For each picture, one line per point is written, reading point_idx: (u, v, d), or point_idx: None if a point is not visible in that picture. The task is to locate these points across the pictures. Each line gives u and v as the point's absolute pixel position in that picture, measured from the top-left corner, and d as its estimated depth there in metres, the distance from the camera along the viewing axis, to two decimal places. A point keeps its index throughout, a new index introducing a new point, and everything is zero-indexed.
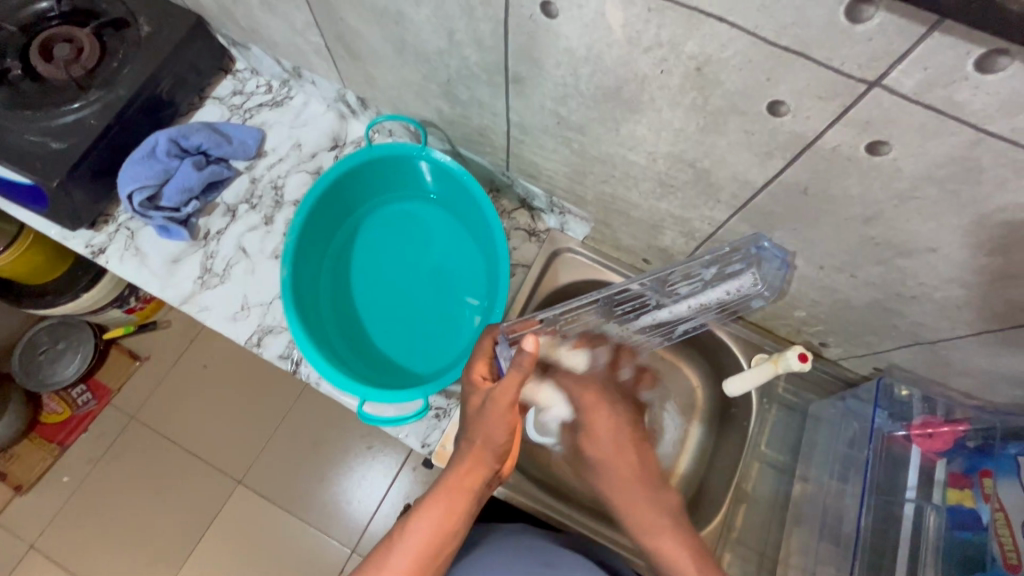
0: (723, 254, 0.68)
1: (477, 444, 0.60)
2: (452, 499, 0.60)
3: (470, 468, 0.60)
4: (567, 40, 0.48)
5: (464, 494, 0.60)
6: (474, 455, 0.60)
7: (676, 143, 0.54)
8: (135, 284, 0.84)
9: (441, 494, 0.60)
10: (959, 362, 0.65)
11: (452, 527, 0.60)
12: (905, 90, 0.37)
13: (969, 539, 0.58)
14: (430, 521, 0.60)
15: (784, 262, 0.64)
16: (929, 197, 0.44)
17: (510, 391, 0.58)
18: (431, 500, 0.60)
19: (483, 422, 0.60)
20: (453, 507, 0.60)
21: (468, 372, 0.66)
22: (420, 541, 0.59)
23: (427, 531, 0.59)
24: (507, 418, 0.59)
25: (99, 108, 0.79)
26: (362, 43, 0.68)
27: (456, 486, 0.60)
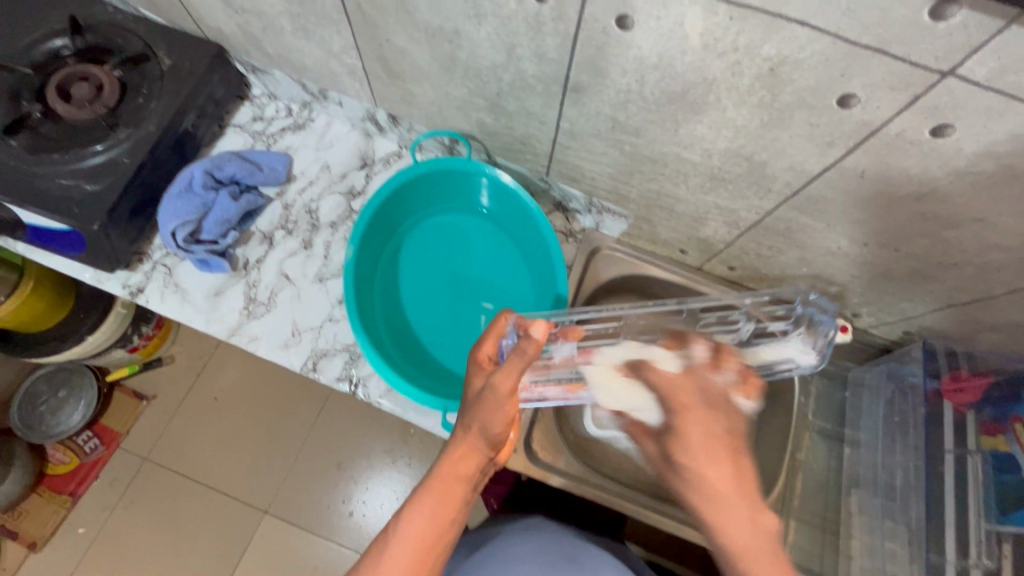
0: (760, 313, 0.74)
1: (473, 433, 0.60)
2: (441, 487, 0.58)
3: (465, 455, 0.60)
4: (639, 50, 0.51)
5: (459, 483, 0.59)
6: (468, 442, 0.60)
7: (736, 139, 0.57)
8: (178, 320, 0.82)
9: (433, 484, 0.59)
10: (991, 320, 0.70)
11: (445, 520, 0.57)
12: (978, 77, 0.40)
13: (1008, 480, 0.65)
14: (424, 512, 0.57)
15: (832, 318, 0.65)
16: (986, 172, 0.48)
17: (510, 379, 0.56)
18: (424, 489, 0.59)
19: (481, 408, 0.59)
20: (444, 496, 0.58)
21: (474, 350, 0.63)
22: (414, 537, 0.55)
23: (420, 524, 0.56)
24: (506, 407, 0.58)
25: (130, 145, 0.77)
26: (406, 62, 0.69)
27: (452, 474, 0.59)
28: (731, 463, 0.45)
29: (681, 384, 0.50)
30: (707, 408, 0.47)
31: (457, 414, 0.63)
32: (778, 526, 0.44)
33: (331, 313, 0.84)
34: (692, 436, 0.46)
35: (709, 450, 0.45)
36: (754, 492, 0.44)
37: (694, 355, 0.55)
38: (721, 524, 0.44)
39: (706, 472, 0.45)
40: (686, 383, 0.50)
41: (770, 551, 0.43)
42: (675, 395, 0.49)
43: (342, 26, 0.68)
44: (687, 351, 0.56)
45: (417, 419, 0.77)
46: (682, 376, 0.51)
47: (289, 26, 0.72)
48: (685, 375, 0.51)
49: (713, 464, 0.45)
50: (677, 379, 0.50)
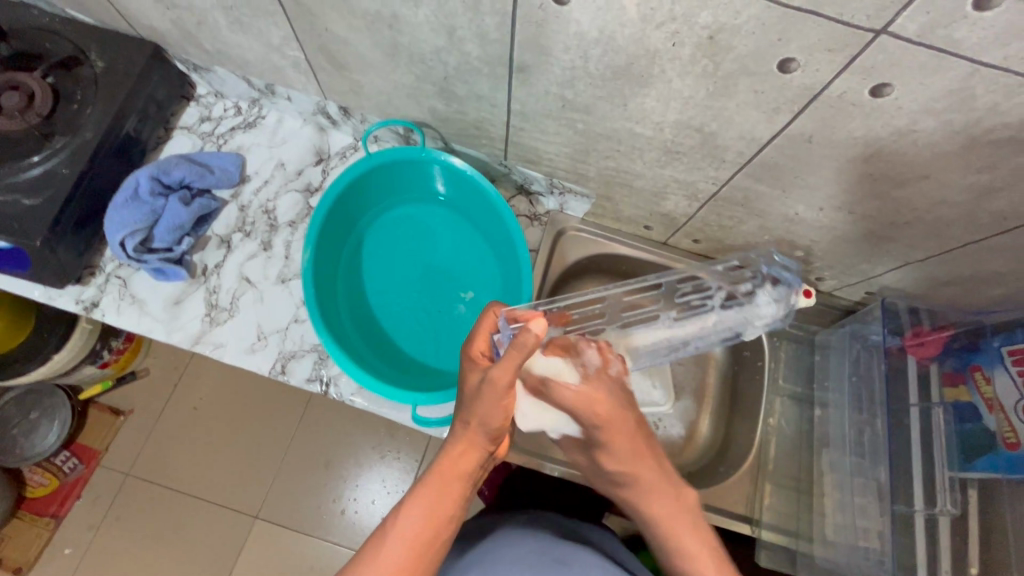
0: (732, 279, 0.74)
1: (473, 426, 0.58)
2: (440, 482, 0.58)
3: (464, 450, 0.58)
4: (578, 25, 0.50)
5: (460, 478, 0.58)
6: (468, 438, 0.58)
7: (685, 111, 0.57)
8: (138, 332, 0.80)
9: (432, 480, 0.58)
10: (946, 275, 0.72)
11: (446, 514, 0.57)
12: (909, 34, 0.40)
13: (970, 429, 0.69)
14: (423, 506, 0.56)
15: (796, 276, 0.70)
16: (927, 129, 0.49)
17: (508, 374, 0.53)
18: (423, 485, 0.58)
19: (479, 404, 0.56)
20: (444, 493, 0.57)
21: (468, 345, 0.60)
22: (414, 530, 0.55)
23: (419, 519, 0.56)
24: (505, 401, 0.55)
25: (68, 155, 0.74)
26: (349, 51, 0.67)
27: (453, 468, 0.58)
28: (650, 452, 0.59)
29: (603, 409, 0.57)
30: (621, 414, 0.58)
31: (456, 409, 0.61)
32: (695, 498, 0.60)
33: (296, 314, 0.82)
34: (621, 446, 0.58)
35: (634, 449, 0.58)
36: (672, 471, 0.60)
37: (587, 362, 0.60)
38: (649, 502, 0.59)
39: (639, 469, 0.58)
40: (594, 393, 0.57)
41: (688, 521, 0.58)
42: (594, 408, 0.57)
43: (278, 17, 0.65)
44: (579, 360, 0.60)
45: (391, 414, 0.76)
46: (590, 388, 0.57)
47: (223, 20, 0.70)
48: (589, 385, 0.58)
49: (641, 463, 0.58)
50: (588, 392, 0.57)
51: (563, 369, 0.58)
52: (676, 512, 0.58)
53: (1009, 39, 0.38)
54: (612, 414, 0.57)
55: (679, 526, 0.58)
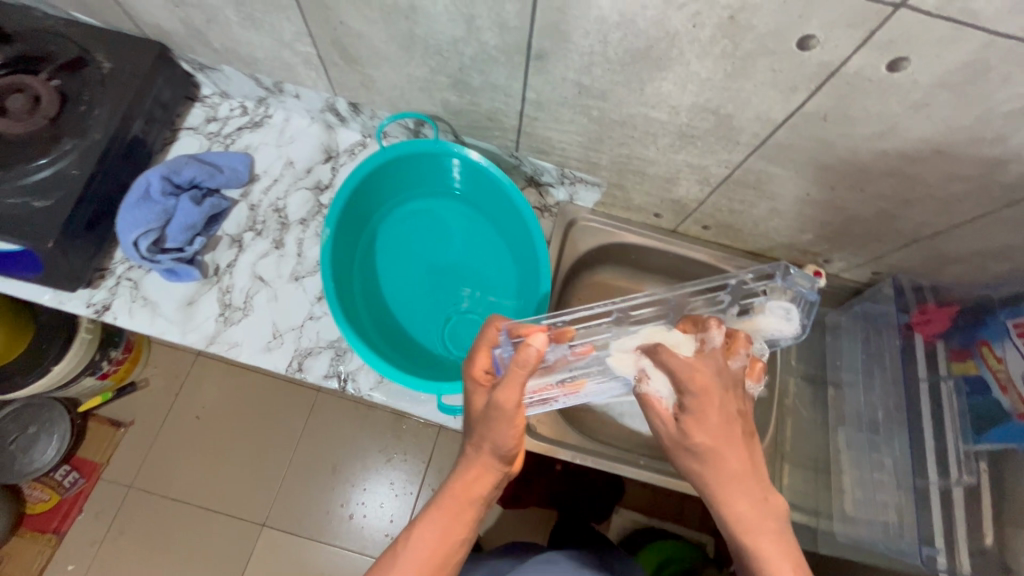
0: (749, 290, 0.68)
1: (483, 450, 0.58)
2: (452, 508, 0.58)
3: (477, 473, 0.58)
4: (599, 9, 0.51)
5: (472, 502, 0.58)
6: (480, 461, 0.58)
7: (702, 93, 0.58)
8: (150, 334, 0.79)
9: (443, 503, 0.58)
10: (953, 251, 0.74)
11: (459, 536, 0.57)
12: (928, 7, 0.42)
13: (979, 401, 0.69)
14: (434, 529, 0.57)
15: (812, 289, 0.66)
16: (941, 103, 0.50)
17: (514, 395, 0.53)
18: (434, 508, 0.58)
19: (487, 427, 0.56)
20: (454, 519, 0.57)
21: (470, 365, 0.60)
22: (425, 551, 0.56)
23: (430, 542, 0.56)
24: (513, 425, 0.55)
25: (77, 156, 0.73)
26: (363, 45, 0.67)
27: (463, 492, 0.58)
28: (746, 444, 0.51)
29: (698, 373, 0.50)
30: (722, 393, 0.51)
31: (465, 434, 0.61)
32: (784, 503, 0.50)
33: (312, 311, 0.82)
34: (713, 424, 0.50)
35: (726, 434, 0.50)
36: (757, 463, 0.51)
37: (710, 341, 0.53)
38: (737, 499, 0.49)
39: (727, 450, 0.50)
40: (701, 366, 0.51)
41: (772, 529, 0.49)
42: (692, 377, 0.50)
43: (292, 12, 0.65)
44: (702, 336, 0.54)
45: (413, 407, 0.76)
46: (698, 359, 0.52)
47: (234, 16, 0.69)
48: (699, 359, 0.52)
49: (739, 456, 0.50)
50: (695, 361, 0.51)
51: (680, 342, 0.55)
52: (755, 515, 0.49)
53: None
54: (710, 387, 0.50)
55: (760, 534, 0.48)
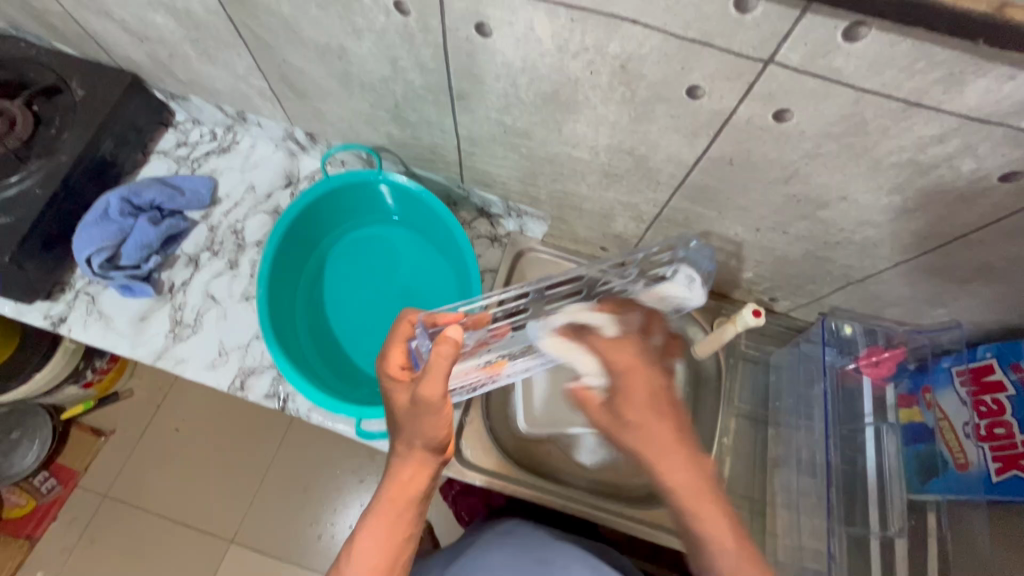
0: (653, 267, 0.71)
1: (416, 447, 0.57)
2: (391, 510, 0.57)
3: (413, 471, 0.58)
4: (503, 55, 0.53)
5: (410, 500, 0.57)
6: (413, 458, 0.57)
7: (614, 135, 0.60)
8: (103, 348, 0.82)
9: (381, 507, 0.57)
10: (886, 294, 0.73)
11: (400, 538, 0.57)
12: (794, 63, 0.43)
13: (922, 450, 0.71)
14: (376, 535, 0.56)
15: (709, 260, 0.69)
16: (831, 152, 0.51)
17: (437, 388, 0.52)
18: (373, 513, 0.57)
19: (417, 425, 0.55)
20: (394, 521, 0.57)
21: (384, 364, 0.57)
22: (371, 558, 0.55)
23: (376, 549, 0.56)
24: (439, 417, 0.54)
25: (42, 176, 0.78)
26: (306, 81, 0.71)
27: (400, 492, 0.57)
28: (672, 415, 0.52)
29: (621, 356, 0.54)
30: (646, 365, 0.53)
31: (392, 434, 0.59)
32: (709, 469, 0.51)
33: (257, 330, 0.84)
34: (635, 396, 0.52)
35: (653, 406, 0.51)
36: (689, 437, 0.51)
37: (628, 320, 0.59)
38: (659, 463, 0.50)
39: (654, 424, 0.51)
40: (621, 346, 0.55)
41: (704, 490, 0.50)
42: (615, 358, 0.54)
43: (241, 49, 0.70)
44: (620, 317, 0.60)
45: (343, 430, 0.77)
46: (614, 342, 0.56)
47: (192, 52, 0.74)
48: (620, 340, 0.56)
49: (654, 420, 0.51)
50: (613, 353, 0.55)
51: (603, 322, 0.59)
52: (695, 481, 0.50)
53: (881, 67, 0.41)
54: (640, 371, 0.53)
55: (698, 502, 0.50)
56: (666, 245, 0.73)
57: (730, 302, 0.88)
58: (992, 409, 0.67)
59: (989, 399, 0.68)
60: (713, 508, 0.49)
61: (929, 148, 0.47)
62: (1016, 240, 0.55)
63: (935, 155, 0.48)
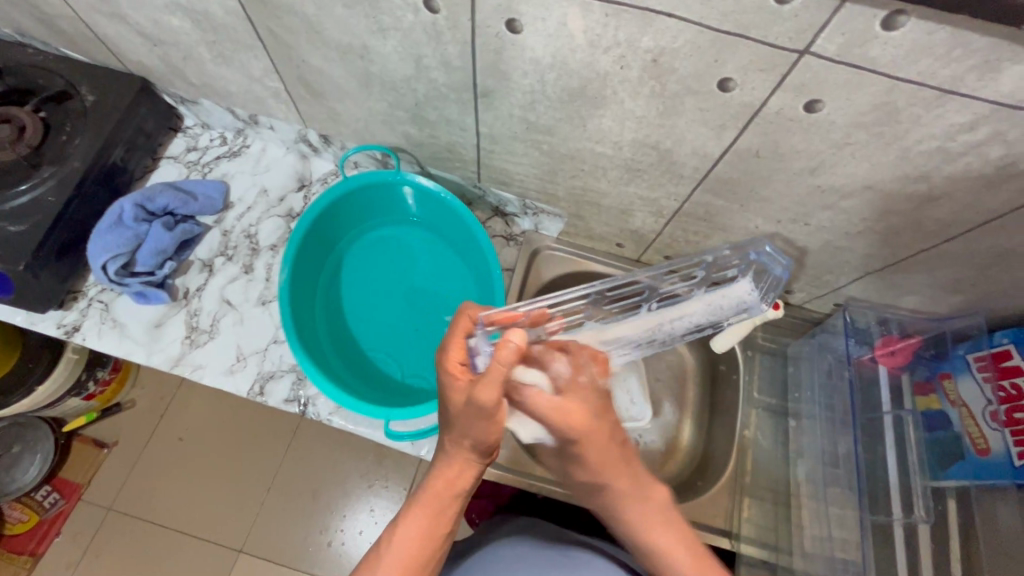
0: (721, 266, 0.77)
1: (465, 445, 0.56)
2: (432, 504, 0.57)
3: (459, 469, 0.57)
4: (532, 51, 0.53)
5: (454, 496, 0.57)
6: (461, 455, 0.57)
7: (640, 130, 0.60)
8: (117, 356, 0.81)
9: (424, 500, 0.57)
10: (904, 284, 0.74)
11: (439, 533, 0.57)
12: (830, 53, 0.44)
13: (942, 436, 0.72)
14: (415, 527, 0.56)
15: (784, 267, 0.75)
16: (860, 141, 0.52)
17: (494, 391, 0.51)
18: (414, 504, 0.57)
19: (470, 423, 0.53)
20: (434, 517, 0.56)
21: (442, 357, 0.56)
22: (407, 550, 0.55)
23: (412, 540, 0.55)
24: (495, 421, 0.53)
25: (55, 183, 0.77)
26: (325, 81, 0.71)
27: (443, 489, 0.57)
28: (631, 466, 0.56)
29: (577, 420, 0.53)
30: (599, 426, 0.54)
31: (443, 427, 0.58)
32: (669, 494, 0.58)
33: (275, 334, 0.83)
34: (594, 459, 0.55)
35: (614, 461, 0.55)
36: (643, 472, 0.57)
37: (557, 373, 0.57)
38: (625, 511, 0.56)
39: (619, 475, 0.55)
40: (571, 405, 0.54)
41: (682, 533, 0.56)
42: (570, 422, 0.53)
43: (258, 51, 0.69)
44: (551, 372, 0.57)
45: (368, 433, 0.76)
46: (566, 400, 0.54)
47: (207, 54, 0.74)
48: (565, 398, 0.54)
49: (615, 476, 0.55)
50: (564, 404, 0.53)
51: (537, 378, 0.55)
52: (671, 532, 0.56)
53: (917, 55, 0.42)
54: (590, 428, 0.53)
55: (654, 527, 0.56)
56: (737, 245, 0.76)
57: None
58: (1012, 394, 0.68)
59: (1009, 383, 0.69)
60: (664, 538, 0.55)
61: (959, 135, 0.48)
62: None
63: (965, 142, 0.48)
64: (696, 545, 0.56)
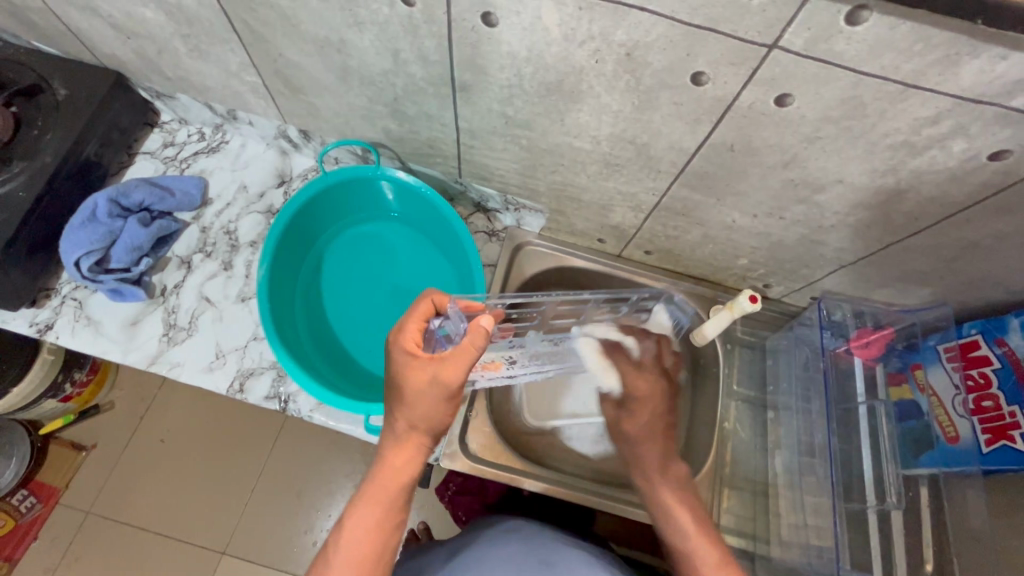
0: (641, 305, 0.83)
1: (415, 430, 0.56)
2: (383, 495, 0.57)
3: (406, 456, 0.57)
4: (509, 45, 0.54)
5: (402, 485, 0.57)
6: (409, 441, 0.57)
7: (617, 124, 0.61)
8: (92, 354, 0.80)
9: (374, 493, 0.57)
10: (875, 276, 0.76)
11: (391, 523, 0.57)
12: (797, 48, 0.45)
13: (914, 426, 0.73)
14: (370, 518, 0.56)
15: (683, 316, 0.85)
16: (830, 135, 0.53)
17: (455, 371, 0.53)
18: (367, 496, 0.57)
19: (424, 405, 0.54)
20: (384, 510, 0.57)
21: (401, 334, 0.56)
22: (364, 542, 0.55)
23: (368, 532, 0.56)
24: (448, 402, 0.54)
25: (26, 178, 0.75)
26: (302, 76, 0.70)
27: (392, 479, 0.57)
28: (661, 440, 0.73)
29: (645, 385, 0.74)
30: (654, 400, 0.73)
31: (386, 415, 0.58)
32: (684, 473, 0.71)
33: (255, 331, 0.83)
34: (644, 420, 0.73)
35: (651, 431, 0.73)
36: (670, 460, 0.72)
37: (631, 353, 0.76)
38: (647, 470, 0.71)
39: (648, 440, 0.72)
40: (640, 378, 0.74)
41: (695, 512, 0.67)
42: (637, 388, 0.74)
43: (234, 44, 0.69)
44: (642, 343, 0.77)
45: (350, 429, 0.76)
46: (642, 373, 0.74)
47: (182, 47, 0.73)
48: (638, 372, 0.74)
49: (650, 442, 0.72)
50: (645, 383, 0.74)
51: (631, 343, 0.76)
52: (679, 500, 0.68)
53: (881, 50, 0.43)
54: (648, 394, 0.73)
55: (682, 504, 0.68)
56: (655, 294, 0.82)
57: (725, 289, 0.90)
58: (980, 382, 0.71)
59: (977, 373, 0.71)
60: (671, 494, 0.69)
61: (923, 129, 0.49)
62: (1003, 217, 0.57)
63: (929, 136, 0.50)
64: (690, 501, 0.69)
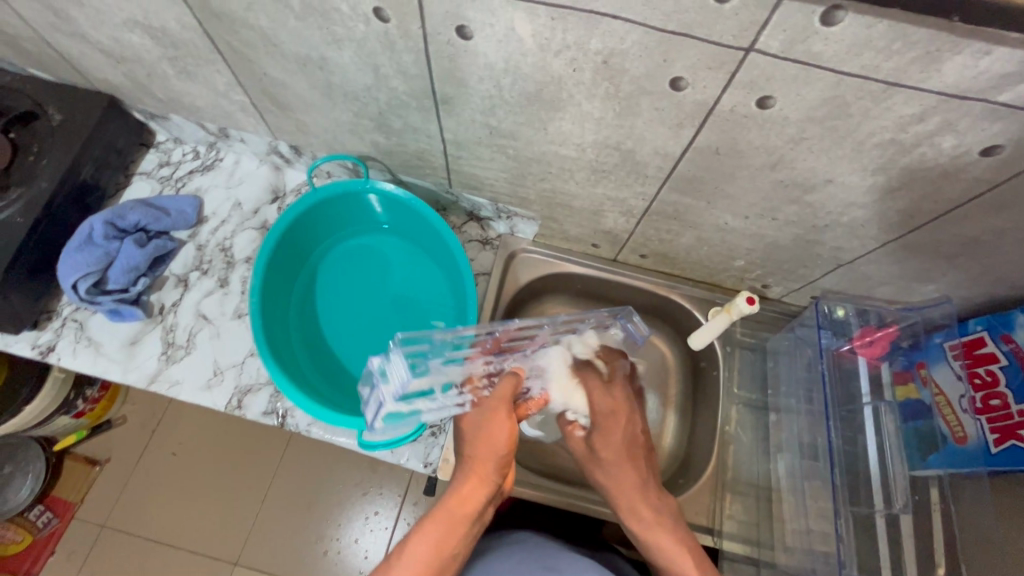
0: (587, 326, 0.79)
1: (480, 459, 0.62)
2: (445, 519, 0.59)
3: (472, 485, 0.61)
4: (486, 56, 0.53)
5: (465, 514, 0.60)
6: (473, 471, 0.61)
7: (601, 131, 0.60)
8: (93, 374, 0.81)
9: (436, 516, 0.59)
10: (875, 275, 0.74)
11: (450, 548, 0.59)
12: (774, 50, 0.44)
13: (921, 426, 0.71)
14: (427, 539, 0.58)
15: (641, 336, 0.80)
16: (816, 136, 0.52)
17: (505, 396, 0.64)
18: (428, 517, 0.60)
19: (489, 433, 0.62)
20: (447, 533, 0.59)
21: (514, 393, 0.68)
22: (418, 559, 0.57)
23: (425, 552, 0.57)
24: (507, 430, 0.62)
25: (24, 205, 0.77)
26: (289, 94, 0.71)
27: (454, 507, 0.60)
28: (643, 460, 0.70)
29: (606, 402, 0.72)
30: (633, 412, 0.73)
31: (461, 449, 0.64)
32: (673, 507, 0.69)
33: (252, 347, 0.83)
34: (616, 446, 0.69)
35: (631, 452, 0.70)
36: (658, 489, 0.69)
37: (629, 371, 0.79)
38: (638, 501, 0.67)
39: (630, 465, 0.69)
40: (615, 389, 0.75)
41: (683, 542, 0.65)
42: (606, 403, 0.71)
43: (220, 65, 0.69)
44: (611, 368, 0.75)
45: (346, 443, 0.77)
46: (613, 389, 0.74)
47: (170, 70, 0.74)
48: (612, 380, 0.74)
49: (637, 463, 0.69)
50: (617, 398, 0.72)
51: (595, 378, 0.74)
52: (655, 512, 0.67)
53: (861, 48, 0.42)
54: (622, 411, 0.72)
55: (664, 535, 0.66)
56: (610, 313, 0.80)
57: (723, 290, 0.89)
58: (986, 380, 0.69)
59: (983, 370, 0.70)
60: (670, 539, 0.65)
61: (910, 127, 0.48)
62: (1000, 213, 0.56)
63: (916, 133, 0.48)
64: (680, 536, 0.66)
